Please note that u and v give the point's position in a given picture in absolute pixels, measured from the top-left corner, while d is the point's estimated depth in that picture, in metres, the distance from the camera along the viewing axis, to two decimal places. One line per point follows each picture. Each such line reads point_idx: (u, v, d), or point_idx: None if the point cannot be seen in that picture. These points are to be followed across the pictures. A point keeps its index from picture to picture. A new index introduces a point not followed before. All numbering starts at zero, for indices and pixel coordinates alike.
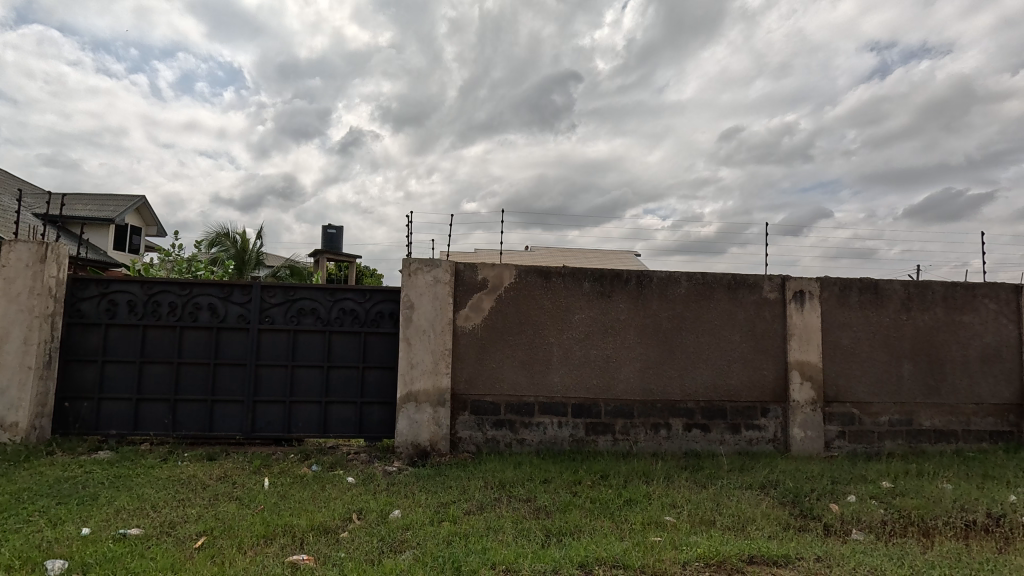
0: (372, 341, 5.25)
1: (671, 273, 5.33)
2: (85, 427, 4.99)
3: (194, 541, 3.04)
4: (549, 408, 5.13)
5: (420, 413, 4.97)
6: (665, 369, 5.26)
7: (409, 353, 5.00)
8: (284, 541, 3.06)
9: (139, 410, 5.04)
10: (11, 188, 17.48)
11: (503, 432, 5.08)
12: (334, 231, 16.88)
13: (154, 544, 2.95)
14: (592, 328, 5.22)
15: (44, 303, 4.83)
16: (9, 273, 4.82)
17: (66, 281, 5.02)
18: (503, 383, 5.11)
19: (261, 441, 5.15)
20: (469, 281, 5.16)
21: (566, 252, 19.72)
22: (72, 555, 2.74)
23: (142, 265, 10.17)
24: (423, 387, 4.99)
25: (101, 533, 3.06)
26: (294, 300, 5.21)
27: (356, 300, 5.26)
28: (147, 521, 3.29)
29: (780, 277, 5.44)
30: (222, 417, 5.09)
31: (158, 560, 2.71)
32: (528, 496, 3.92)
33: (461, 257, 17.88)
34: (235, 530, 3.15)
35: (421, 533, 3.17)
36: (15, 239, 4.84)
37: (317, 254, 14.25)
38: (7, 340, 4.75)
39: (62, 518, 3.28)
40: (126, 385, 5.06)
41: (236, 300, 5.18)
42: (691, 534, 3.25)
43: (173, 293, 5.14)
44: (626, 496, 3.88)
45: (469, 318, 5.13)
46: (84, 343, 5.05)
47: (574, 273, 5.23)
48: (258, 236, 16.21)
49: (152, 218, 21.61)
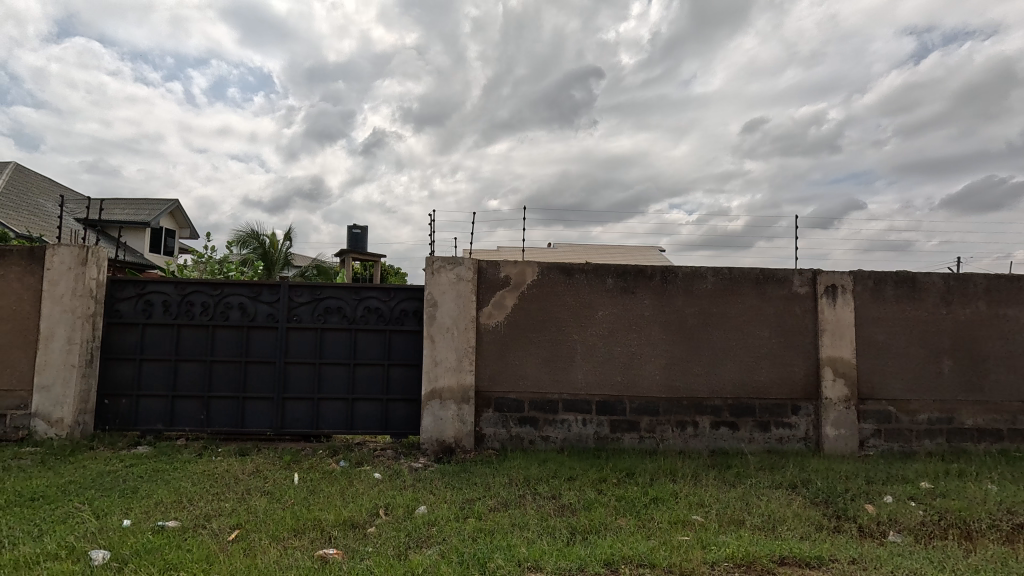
0: (396, 340, 5.31)
1: (697, 268, 5.24)
2: (124, 422, 5.19)
3: (228, 534, 3.13)
4: (573, 405, 5.11)
5: (444, 410, 5.01)
6: (691, 366, 5.17)
7: (433, 350, 5.04)
8: (314, 534, 3.13)
9: (174, 406, 5.22)
10: (54, 194, 18.34)
11: (527, 429, 5.08)
12: (358, 231, 17.18)
13: (190, 536, 3.05)
14: (614, 326, 5.17)
15: (85, 304, 5.02)
16: (52, 276, 5.01)
17: (105, 282, 5.21)
18: (526, 380, 5.11)
19: (290, 437, 5.28)
20: (491, 279, 5.17)
21: (588, 249, 19.55)
22: (114, 545, 2.85)
23: (176, 266, 10.51)
24: (447, 384, 5.03)
25: (141, 525, 3.18)
26: (321, 299, 5.31)
27: (380, 298, 5.33)
28: (184, 514, 3.41)
29: (810, 271, 5.29)
30: (253, 413, 5.23)
31: (194, 552, 2.81)
32: (553, 493, 3.91)
33: (483, 255, 17.83)
34: (267, 523, 3.24)
35: (447, 529, 3.20)
36: (57, 243, 5.04)
37: (343, 253, 14.46)
38: (51, 340, 4.96)
39: (105, 510, 3.42)
40: (162, 382, 5.24)
41: (265, 300, 5.30)
42: (720, 534, 3.19)
43: (205, 293, 5.29)
44: (652, 494, 3.84)
45: (492, 316, 5.14)
46: (123, 342, 5.26)
47: (597, 270, 5.19)
48: (286, 237, 16.60)
49: (185, 221, 22.33)
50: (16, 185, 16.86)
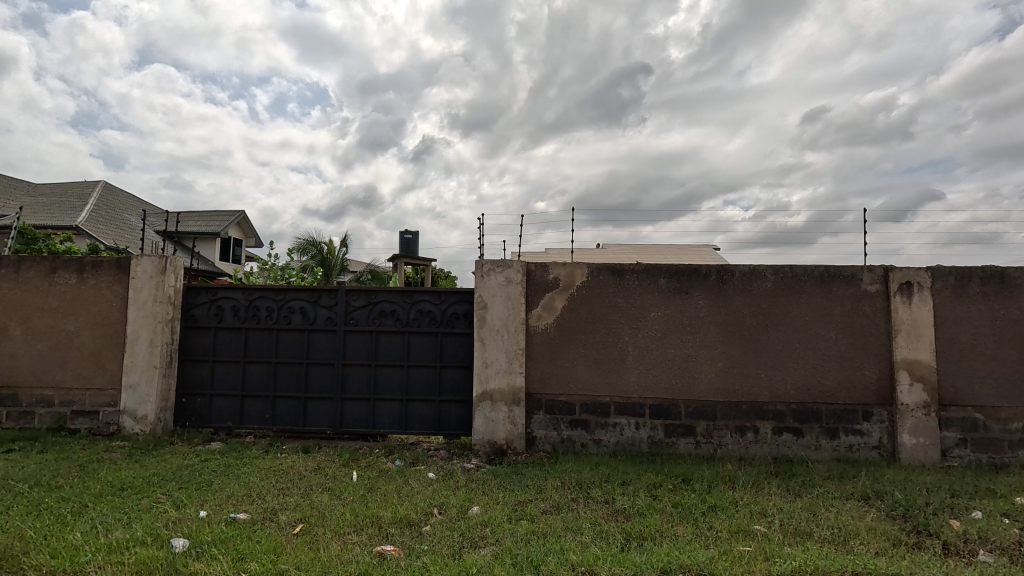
0: (447, 342, 5.41)
1: (755, 267, 5.02)
2: (200, 420, 5.57)
3: (293, 527, 3.29)
4: (626, 409, 5.02)
5: (496, 411, 5.05)
6: (751, 369, 4.96)
7: (484, 353, 5.10)
8: (372, 531, 3.23)
9: (244, 405, 5.55)
10: (137, 208, 19.98)
11: (578, 432, 5.04)
12: (410, 237, 17.64)
13: (259, 528, 3.23)
14: (668, 328, 5.04)
15: (165, 309, 5.43)
16: (136, 283, 5.45)
17: (181, 289, 5.62)
18: (577, 383, 5.07)
19: (349, 436, 5.48)
20: (541, 281, 5.17)
21: (639, 249, 19.17)
22: (192, 534, 3.06)
23: (243, 273, 11.18)
24: (498, 386, 5.06)
25: (215, 516, 3.40)
26: (376, 303, 5.49)
27: (432, 301, 5.44)
28: (253, 507, 3.61)
29: (881, 268, 4.95)
30: (314, 413, 5.48)
31: (263, 543, 2.97)
32: (606, 497, 3.85)
33: (531, 257, 17.87)
34: (328, 519, 3.38)
35: (500, 530, 3.22)
36: (141, 254, 5.48)
37: (396, 258, 14.89)
38: (137, 343, 5.39)
39: (184, 501, 3.68)
40: (232, 382, 5.58)
41: (324, 304, 5.54)
42: (785, 545, 3.03)
43: (270, 298, 5.59)
44: (710, 502, 3.71)
45: (541, 318, 5.14)
46: (198, 344, 5.64)
47: (648, 270, 5.08)
48: (343, 243, 17.29)
49: (251, 231, 23.72)
50: (106, 202, 18.50)
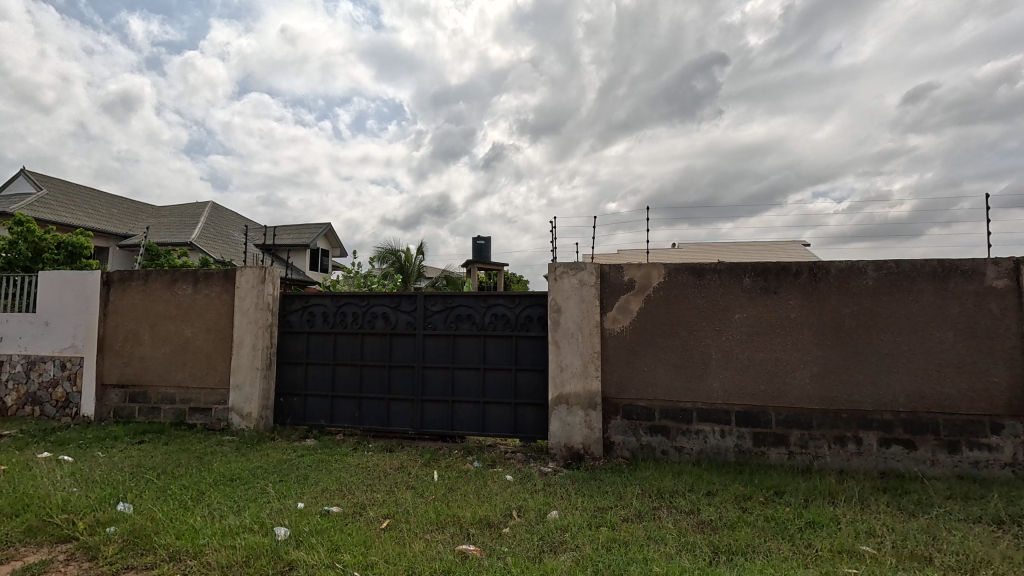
0: (522, 345, 5.45)
1: (854, 263, 4.60)
2: (296, 418, 6.01)
3: (381, 522, 3.45)
4: (709, 415, 4.79)
5: (572, 415, 5.01)
6: (851, 374, 4.55)
7: (559, 356, 5.08)
8: (453, 530, 3.32)
9: (334, 405, 5.92)
10: (239, 224, 22.02)
11: (658, 439, 4.88)
12: (483, 242, 18.00)
13: (350, 521, 3.42)
14: (754, 329, 4.75)
15: (265, 315, 5.92)
16: (240, 292, 5.99)
17: (278, 297, 6.10)
18: (656, 388, 4.91)
19: (430, 436, 5.68)
20: (615, 283, 5.07)
21: (718, 247, 18.28)
22: (292, 524, 3.30)
23: (331, 281, 11.96)
24: (574, 390, 5.02)
25: (311, 508, 3.65)
26: (452, 307, 5.65)
27: (506, 305, 5.51)
28: (344, 501, 3.84)
29: (1010, 261, 4.35)
30: (397, 414, 5.73)
31: (354, 536, 3.15)
32: (690, 508, 3.69)
33: (604, 259, 17.59)
34: (413, 516, 3.52)
35: (579, 536, 3.18)
36: (244, 265, 6.02)
37: (470, 263, 15.25)
38: (241, 346, 5.92)
39: (285, 493, 3.98)
40: (323, 383, 5.97)
41: (404, 309, 5.79)
42: (899, 571, 2.74)
43: (355, 304, 5.93)
44: (808, 518, 3.43)
45: (617, 320, 5.03)
46: (293, 348, 6.10)
47: (731, 269, 4.82)
48: (419, 251, 17.99)
49: (336, 241, 25.34)
50: (214, 220, 20.56)
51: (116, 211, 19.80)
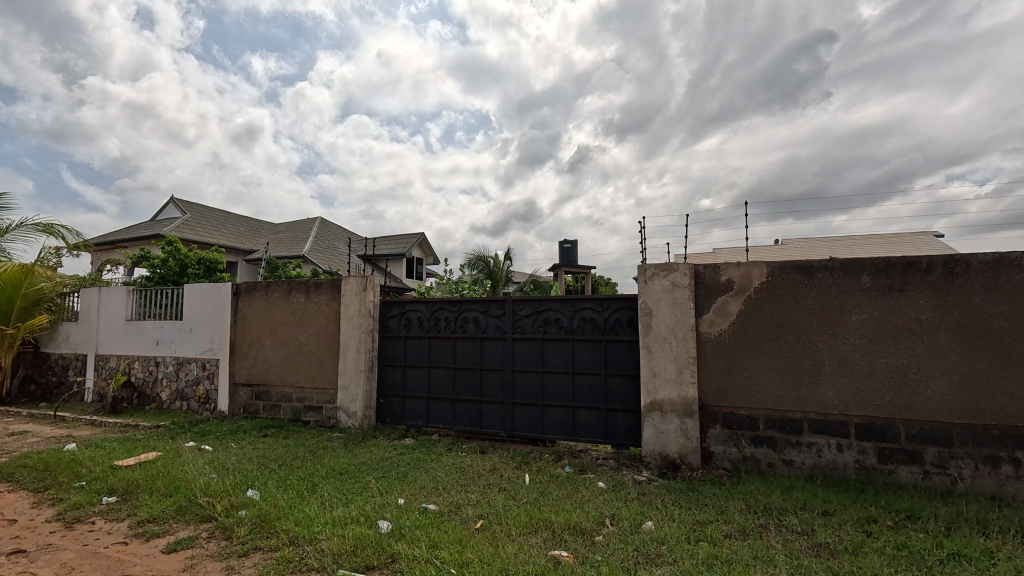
0: (612, 350, 5.34)
1: (1003, 255, 3.96)
2: (396, 417, 6.37)
3: (475, 522, 3.55)
4: (823, 427, 4.36)
5: (667, 423, 4.81)
6: (1003, 384, 3.91)
7: (651, 361, 4.91)
8: (546, 534, 3.32)
9: (429, 406, 6.20)
10: (343, 237, 23.88)
11: (764, 451, 4.54)
12: (570, 246, 17.93)
13: (447, 519, 3.56)
14: (876, 332, 4.25)
15: (367, 321, 6.35)
16: (346, 299, 6.49)
17: (378, 303, 6.52)
18: (760, 395, 4.56)
19: (520, 439, 5.75)
20: (711, 283, 4.80)
21: (829, 242, 16.66)
22: (395, 519, 3.50)
23: (425, 287, 12.56)
24: (668, 396, 4.82)
25: (411, 505, 3.85)
26: (540, 311, 5.69)
27: (595, 309, 5.43)
28: (441, 499, 4.00)
29: None
30: (489, 416, 5.86)
31: (451, 534, 3.26)
32: (803, 528, 3.37)
33: (698, 258, 16.75)
34: (506, 517, 3.58)
35: (677, 550, 3.04)
36: (348, 275, 6.51)
37: (557, 267, 15.26)
38: (347, 350, 6.40)
39: (387, 488, 4.23)
40: (420, 385, 6.28)
41: (494, 314, 5.93)
42: None
43: (448, 309, 6.18)
44: (951, 549, 2.99)
45: (714, 323, 4.76)
46: (392, 351, 6.48)
47: (846, 266, 4.37)
48: (507, 256, 18.33)
49: (429, 250, 26.59)
50: (322, 234, 22.49)
51: (243, 229, 22.35)
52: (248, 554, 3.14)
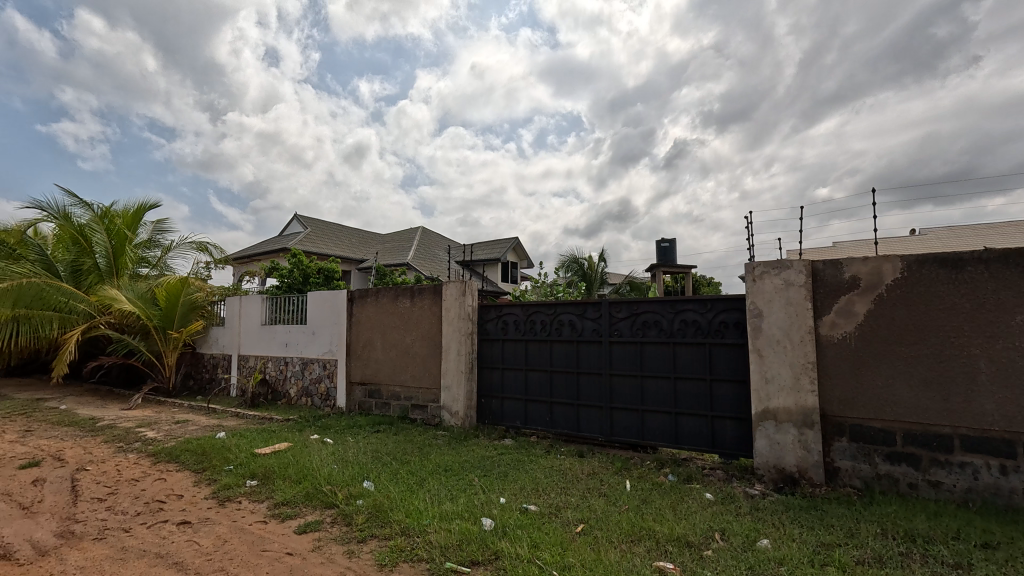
0: (718, 353, 5.04)
1: None
2: (495, 418, 6.54)
3: (576, 526, 3.53)
4: (980, 445, 3.76)
5: (782, 434, 4.43)
6: None
7: (763, 366, 4.56)
8: (649, 544, 3.21)
9: (527, 408, 6.28)
10: (442, 244, 25.04)
11: (902, 469, 4.01)
12: (668, 245, 17.21)
13: (547, 521, 3.58)
14: None
15: (466, 324, 6.60)
16: (446, 304, 6.79)
17: (477, 307, 6.74)
18: (896, 406, 4.04)
19: (620, 445, 5.62)
20: (832, 281, 4.35)
21: (982, 230, 14.33)
22: (497, 517, 3.59)
23: (520, 291, 12.75)
24: (783, 405, 4.44)
25: (512, 504, 3.92)
26: (638, 313, 5.53)
27: (697, 311, 5.16)
28: (541, 501, 4.03)
29: None
30: (587, 420, 5.81)
31: (552, 536, 3.28)
32: (957, 561, 2.93)
33: (815, 254, 15.25)
34: (607, 524, 3.52)
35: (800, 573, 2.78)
36: (448, 280, 6.82)
37: (655, 268, 14.72)
38: (449, 352, 6.70)
39: (489, 487, 4.36)
40: (518, 388, 6.39)
41: (590, 316, 5.87)
42: None
43: (543, 312, 6.22)
44: None
45: (837, 325, 4.31)
46: (491, 354, 6.67)
47: (1007, 257, 3.74)
48: (602, 258, 18.06)
49: (523, 254, 26.99)
50: (423, 242, 23.77)
51: (354, 240, 24.30)
52: (366, 540, 3.41)
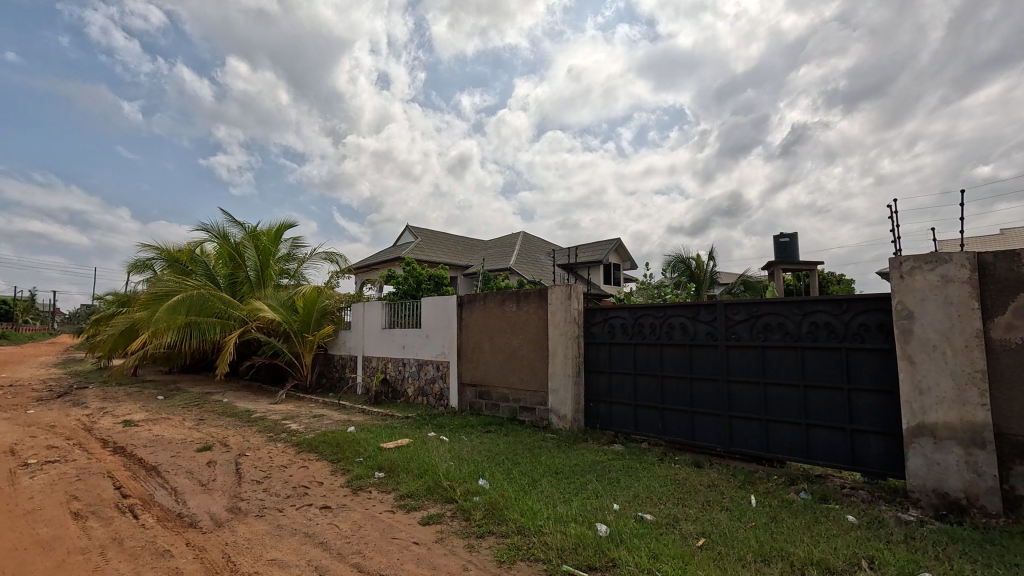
0: (856, 359, 4.51)
1: None
2: (603, 423, 6.45)
3: (697, 540, 3.36)
4: None
5: (943, 453, 3.84)
6: None
7: (915, 374, 3.99)
8: (783, 566, 2.96)
9: (637, 414, 6.11)
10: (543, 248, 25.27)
11: None
12: (789, 240, 15.76)
13: (665, 532, 3.45)
14: None
15: (572, 327, 6.59)
16: (552, 307, 6.84)
17: (582, 311, 6.71)
18: None
19: (741, 456, 5.24)
20: (1007, 276, 3.70)
21: None
22: (612, 523, 3.53)
23: (624, 293, 12.45)
24: (943, 420, 3.85)
25: (626, 512, 3.84)
26: (759, 316, 5.13)
27: (830, 312, 4.67)
28: (658, 511, 3.89)
29: None
30: (702, 428, 5.50)
31: (672, 548, 3.15)
32: None
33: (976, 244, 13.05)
34: (732, 540, 3.30)
35: None
36: (553, 284, 6.86)
37: (773, 266, 13.56)
38: (555, 355, 6.74)
39: (602, 492, 4.30)
40: (626, 392, 6.24)
41: (703, 319, 5.57)
42: None
43: (652, 315, 6.02)
44: None
45: (1014, 327, 3.65)
46: (597, 357, 6.59)
47: None
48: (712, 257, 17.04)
49: (625, 255, 26.33)
50: (524, 247, 24.17)
51: (460, 247, 25.42)
52: (484, 536, 3.54)
